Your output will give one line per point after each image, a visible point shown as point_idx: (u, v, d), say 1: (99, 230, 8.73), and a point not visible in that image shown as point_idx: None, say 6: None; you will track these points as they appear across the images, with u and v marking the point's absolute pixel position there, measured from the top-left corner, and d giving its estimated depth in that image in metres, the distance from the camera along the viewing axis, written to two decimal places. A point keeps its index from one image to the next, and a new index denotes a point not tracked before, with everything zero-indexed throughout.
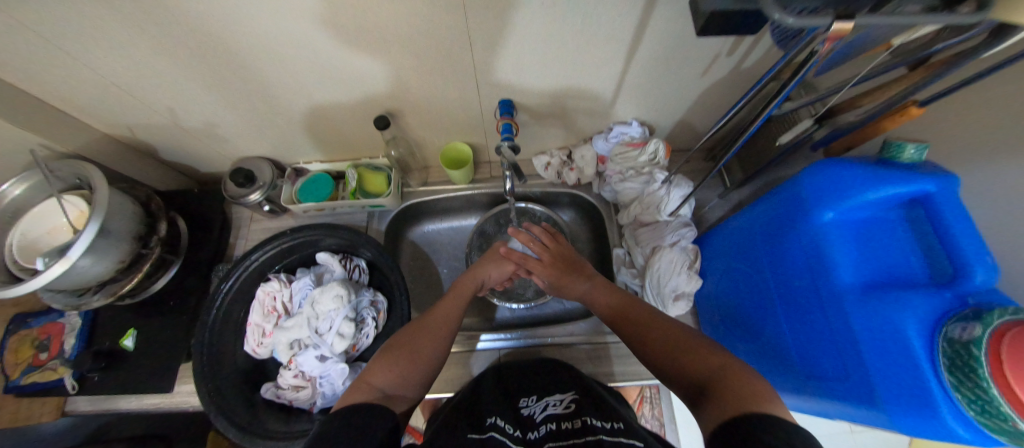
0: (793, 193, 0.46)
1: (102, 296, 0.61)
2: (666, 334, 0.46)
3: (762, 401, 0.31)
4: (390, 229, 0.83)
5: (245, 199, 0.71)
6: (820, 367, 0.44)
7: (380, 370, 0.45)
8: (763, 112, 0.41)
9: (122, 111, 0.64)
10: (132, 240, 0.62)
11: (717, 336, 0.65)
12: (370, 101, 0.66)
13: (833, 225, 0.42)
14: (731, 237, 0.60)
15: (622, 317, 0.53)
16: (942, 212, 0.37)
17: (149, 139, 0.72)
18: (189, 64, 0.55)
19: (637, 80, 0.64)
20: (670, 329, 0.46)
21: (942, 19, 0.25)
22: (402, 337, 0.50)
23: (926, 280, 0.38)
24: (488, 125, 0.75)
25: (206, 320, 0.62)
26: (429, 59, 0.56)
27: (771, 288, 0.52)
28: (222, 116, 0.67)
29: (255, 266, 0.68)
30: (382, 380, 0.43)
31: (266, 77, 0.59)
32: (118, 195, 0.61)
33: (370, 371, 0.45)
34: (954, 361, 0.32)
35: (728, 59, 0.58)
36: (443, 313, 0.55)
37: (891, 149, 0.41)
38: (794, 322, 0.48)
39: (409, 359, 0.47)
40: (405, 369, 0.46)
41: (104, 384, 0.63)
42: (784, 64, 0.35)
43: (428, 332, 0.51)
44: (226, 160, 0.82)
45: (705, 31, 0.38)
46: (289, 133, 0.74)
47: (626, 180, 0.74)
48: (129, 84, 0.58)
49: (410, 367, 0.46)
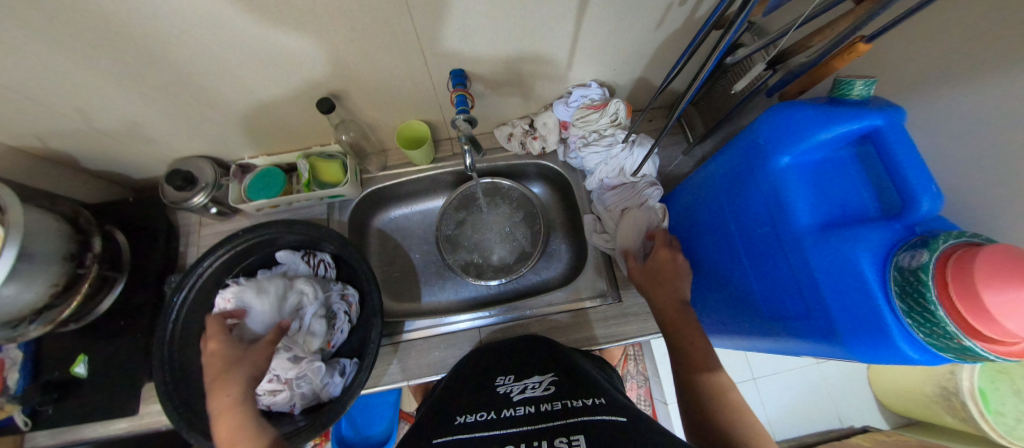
0: (751, 140, 0.46)
1: (39, 324, 0.55)
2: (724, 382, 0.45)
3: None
4: (354, 219, 0.79)
5: (187, 204, 0.66)
6: (785, 308, 0.45)
7: None
8: (714, 55, 0.39)
9: (20, 118, 0.55)
10: (63, 261, 0.57)
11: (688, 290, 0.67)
12: (308, 84, 0.61)
13: (791, 168, 0.42)
14: (697, 191, 0.60)
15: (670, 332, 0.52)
16: (892, 146, 0.37)
17: (64, 148, 0.64)
18: (83, 56, 0.47)
19: (592, 38, 0.61)
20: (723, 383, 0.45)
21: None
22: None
23: (877, 214, 0.39)
24: (443, 99, 0.70)
25: (163, 337, 0.58)
26: (367, 29, 0.51)
27: (735, 238, 0.52)
28: (143, 114, 0.60)
29: (209, 273, 0.63)
30: None
31: (184, 65, 0.52)
32: (37, 213, 0.55)
33: None
34: (904, 288, 0.33)
35: (681, 8, 0.56)
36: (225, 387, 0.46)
37: (841, 87, 0.41)
38: (760, 269, 0.49)
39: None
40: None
41: (61, 416, 0.58)
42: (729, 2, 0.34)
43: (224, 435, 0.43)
44: (159, 163, 0.74)
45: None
46: (226, 128, 0.67)
47: (589, 145, 0.72)
48: (17, 86, 0.49)
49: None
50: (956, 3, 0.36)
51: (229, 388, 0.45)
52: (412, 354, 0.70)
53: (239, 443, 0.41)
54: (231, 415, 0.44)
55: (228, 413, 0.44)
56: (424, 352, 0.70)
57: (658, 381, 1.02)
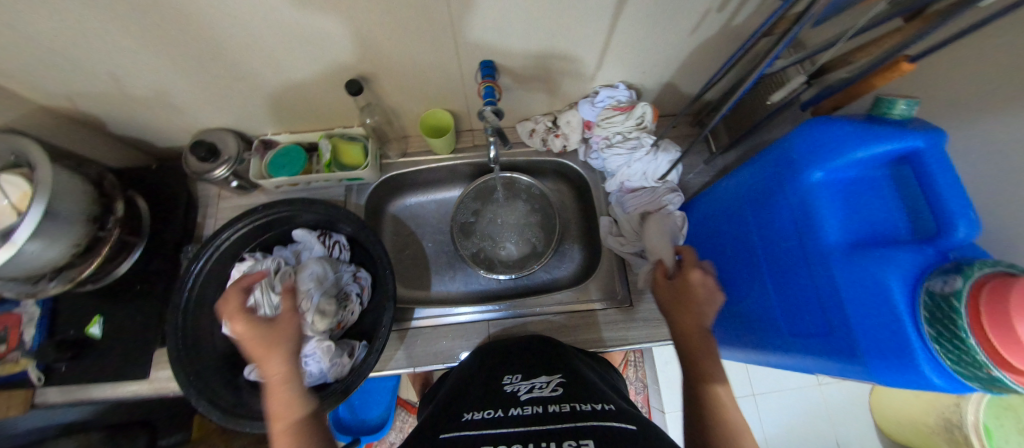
0: (782, 153, 0.45)
1: (59, 283, 0.56)
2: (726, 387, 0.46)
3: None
4: (370, 203, 0.80)
5: (209, 175, 0.66)
6: (806, 325, 0.45)
7: None
8: (765, 61, 0.38)
9: (54, 78, 0.55)
10: (86, 222, 0.57)
11: None
12: (338, 65, 0.61)
13: (822, 184, 0.42)
14: (719, 201, 0.60)
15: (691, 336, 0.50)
16: (930, 169, 0.37)
17: (94, 111, 0.64)
18: (122, 21, 0.47)
19: (625, 39, 0.60)
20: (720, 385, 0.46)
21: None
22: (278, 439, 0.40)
23: (909, 237, 0.39)
24: (469, 90, 0.70)
25: (178, 305, 0.58)
26: (403, 15, 0.51)
27: (757, 251, 0.52)
28: (173, 83, 0.60)
29: (226, 245, 0.64)
30: None
31: (220, 37, 0.52)
32: (64, 173, 0.55)
33: None
34: (934, 313, 0.33)
35: (718, 15, 0.55)
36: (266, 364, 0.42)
37: (883, 105, 0.40)
38: (782, 284, 0.48)
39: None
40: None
41: (74, 374, 0.59)
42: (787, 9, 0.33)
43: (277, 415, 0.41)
44: (184, 133, 0.74)
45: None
46: (253, 103, 0.68)
47: (613, 146, 0.71)
48: (57, 46, 0.50)
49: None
50: (1008, 28, 0.36)
51: (277, 365, 0.42)
52: (420, 342, 0.70)
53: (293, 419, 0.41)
54: (282, 391, 0.42)
55: (279, 388, 0.42)
56: (431, 342, 0.70)
57: (656, 389, 1.01)
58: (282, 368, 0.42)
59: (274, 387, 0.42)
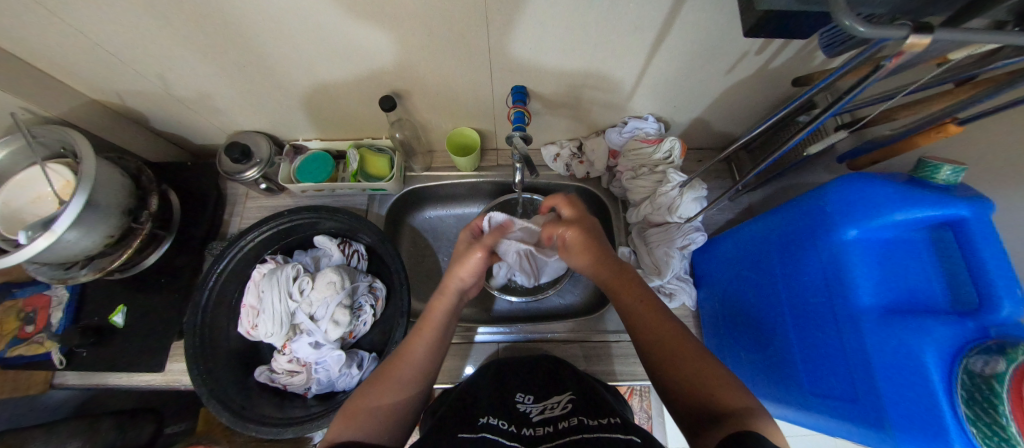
0: (816, 205, 0.45)
1: (89, 271, 0.58)
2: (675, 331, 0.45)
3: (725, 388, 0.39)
4: (391, 214, 0.81)
5: (241, 176, 0.68)
6: (829, 386, 0.43)
7: (385, 394, 0.45)
8: (828, 111, 0.35)
9: (111, 76, 0.58)
10: (121, 214, 0.59)
11: (718, 344, 0.65)
12: (376, 80, 0.62)
13: (855, 243, 0.41)
14: (742, 244, 0.59)
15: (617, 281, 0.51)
16: (974, 239, 0.36)
17: (141, 108, 0.67)
18: (181, 29, 0.49)
19: (659, 73, 0.61)
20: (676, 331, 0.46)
21: (1004, 38, 0.23)
22: (413, 351, 0.49)
23: (947, 308, 0.37)
24: (499, 111, 0.71)
25: (199, 301, 0.60)
26: (444, 38, 0.52)
27: (782, 301, 0.50)
28: (218, 88, 0.62)
29: (250, 246, 0.65)
30: (399, 407, 0.45)
31: (268, 48, 0.54)
32: (106, 166, 0.58)
33: (373, 395, 0.45)
34: (972, 394, 0.31)
35: (756, 57, 0.56)
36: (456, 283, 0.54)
37: (926, 169, 0.39)
38: (804, 338, 0.46)
39: (408, 375, 0.47)
40: (413, 385, 0.47)
41: (92, 361, 0.60)
42: (846, 72, 0.31)
43: (420, 333, 0.50)
44: (221, 134, 0.77)
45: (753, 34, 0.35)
46: (291, 111, 0.70)
47: (638, 177, 0.71)
48: (119, 48, 0.53)
49: (421, 374, 0.48)
50: None
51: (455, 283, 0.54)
52: None
53: (428, 353, 0.49)
54: (435, 323, 0.51)
55: (433, 320, 0.51)
56: (440, 359, 0.69)
57: (661, 422, 0.98)
58: (444, 313, 0.52)
59: (432, 321, 0.51)
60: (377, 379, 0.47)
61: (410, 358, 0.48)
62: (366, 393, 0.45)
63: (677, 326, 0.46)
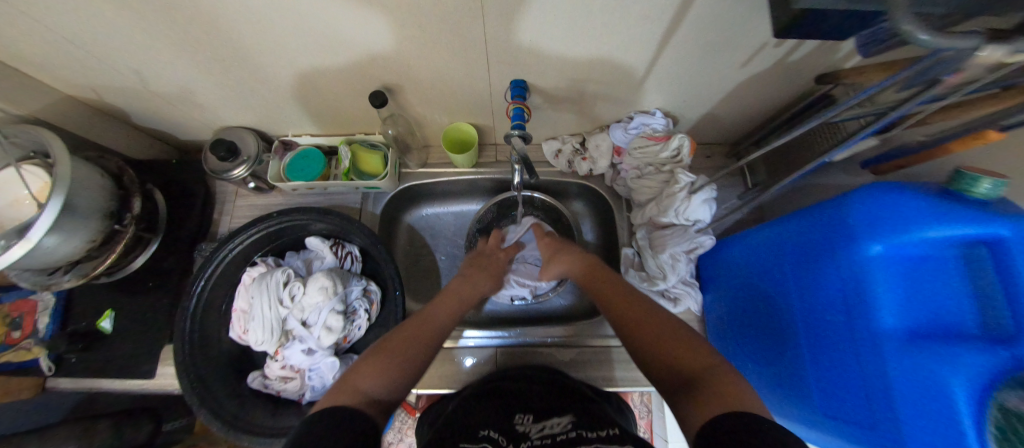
0: (836, 216, 0.42)
1: (73, 277, 0.56)
2: (631, 301, 0.50)
3: (679, 345, 0.41)
4: (386, 212, 0.78)
5: (228, 175, 0.65)
6: (843, 408, 0.41)
7: (405, 346, 0.46)
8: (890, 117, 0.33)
9: (82, 72, 0.54)
10: (102, 217, 0.57)
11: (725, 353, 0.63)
12: (365, 73, 0.58)
13: (879, 259, 0.38)
14: (753, 251, 0.56)
15: (589, 275, 0.58)
16: (1012, 260, 0.33)
17: (120, 104, 0.63)
18: (151, 21, 0.46)
19: (670, 66, 0.57)
20: (636, 299, 0.50)
21: None
22: (435, 314, 0.53)
23: (976, 332, 0.35)
24: (498, 105, 0.67)
25: (187, 307, 0.58)
26: (437, 29, 0.48)
27: (794, 314, 0.48)
28: (198, 83, 0.59)
29: (239, 250, 0.63)
30: (414, 363, 0.45)
31: (247, 41, 0.50)
32: (84, 167, 0.55)
33: (395, 346, 0.46)
34: (1006, 431, 0.29)
35: (775, 49, 0.52)
36: (480, 278, 0.64)
37: (963, 181, 0.36)
38: (817, 355, 0.44)
39: (426, 334, 0.49)
40: (429, 346, 0.48)
41: (82, 367, 0.59)
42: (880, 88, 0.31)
43: (444, 302, 0.56)
44: (206, 130, 0.73)
45: (785, 32, 0.31)
46: (277, 106, 0.66)
47: (644, 176, 0.68)
48: (85, 42, 0.49)
49: (436, 336, 0.50)
50: None
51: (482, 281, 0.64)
52: None
53: (447, 321, 0.53)
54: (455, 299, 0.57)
55: (457, 296, 0.58)
56: (437, 364, 0.68)
57: (661, 417, 0.98)
58: (469, 295, 0.59)
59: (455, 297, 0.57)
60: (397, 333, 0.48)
61: (434, 322, 0.52)
62: (386, 344, 0.46)
63: (647, 306, 0.48)
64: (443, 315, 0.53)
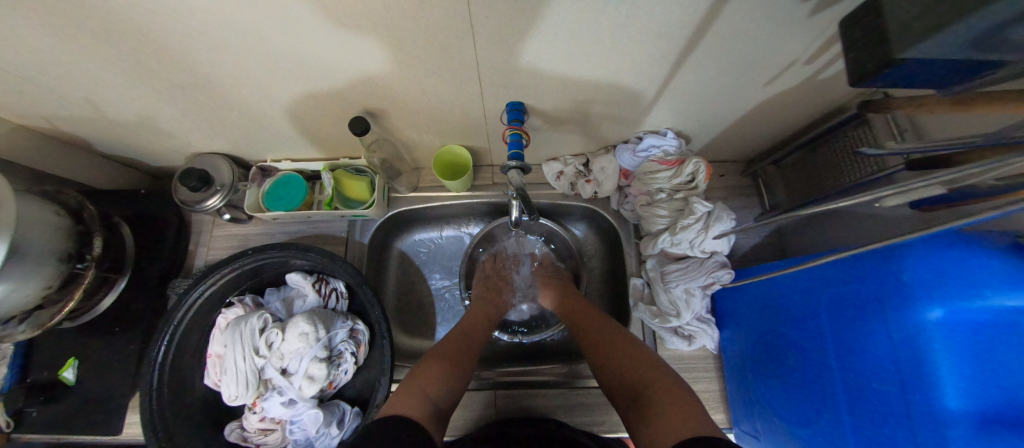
0: (884, 271, 0.36)
1: (26, 328, 0.51)
2: (597, 322, 0.57)
3: (632, 361, 0.48)
4: (375, 241, 0.73)
5: (201, 206, 0.60)
6: None
7: (460, 351, 0.54)
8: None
9: (28, 101, 0.49)
10: (58, 259, 0.51)
11: (755, 411, 0.56)
12: (344, 98, 0.52)
13: (943, 327, 0.32)
14: (784, 296, 0.50)
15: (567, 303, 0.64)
16: None
17: (78, 132, 0.58)
18: (92, 48, 0.40)
19: (684, 86, 0.51)
20: (602, 321, 0.57)
21: None
22: (472, 326, 0.61)
23: None
24: (493, 127, 0.61)
25: (154, 358, 0.53)
26: (420, 52, 0.42)
27: (835, 377, 0.41)
28: (160, 110, 0.53)
29: (210, 292, 0.57)
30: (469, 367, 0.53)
31: (208, 66, 0.44)
32: (31, 205, 0.49)
33: (452, 351, 0.53)
34: None
35: (804, 68, 0.46)
36: (498, 301, 0.70)
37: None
38: (863, 428, 0.38)
39: (470, 343, 0.57)
40: (475, 349, 0.56)
41: (44, 421, 0.55)
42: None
43: (476, 315, 0.64)
44: (178, 156, 0.68)
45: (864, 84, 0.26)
46: (252, 132, 0.61)
47: (655, 203, 0.62)
48: (21, 70, 0.43)
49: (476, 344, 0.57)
50: None
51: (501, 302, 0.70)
52: None
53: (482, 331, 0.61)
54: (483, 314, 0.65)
55: (489, 311, 0.66)
56: None
57: None
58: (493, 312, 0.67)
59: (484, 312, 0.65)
60: (446, 342, 0.55)
61: (475, 333, 0.60)
62: (437, 351, 0.53)
63: (615, 328, 0.55)
64: (479, 327, 0.61)
